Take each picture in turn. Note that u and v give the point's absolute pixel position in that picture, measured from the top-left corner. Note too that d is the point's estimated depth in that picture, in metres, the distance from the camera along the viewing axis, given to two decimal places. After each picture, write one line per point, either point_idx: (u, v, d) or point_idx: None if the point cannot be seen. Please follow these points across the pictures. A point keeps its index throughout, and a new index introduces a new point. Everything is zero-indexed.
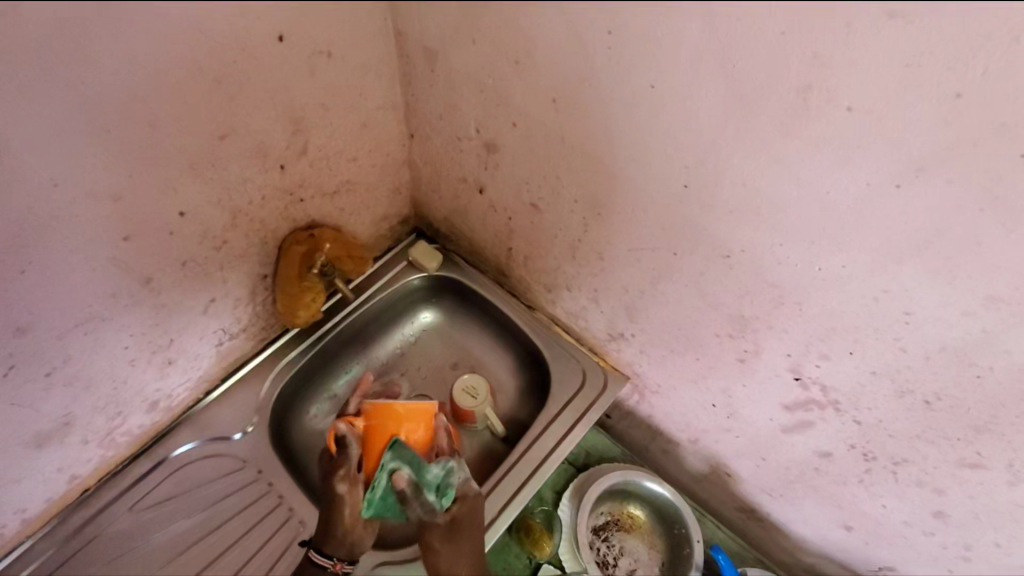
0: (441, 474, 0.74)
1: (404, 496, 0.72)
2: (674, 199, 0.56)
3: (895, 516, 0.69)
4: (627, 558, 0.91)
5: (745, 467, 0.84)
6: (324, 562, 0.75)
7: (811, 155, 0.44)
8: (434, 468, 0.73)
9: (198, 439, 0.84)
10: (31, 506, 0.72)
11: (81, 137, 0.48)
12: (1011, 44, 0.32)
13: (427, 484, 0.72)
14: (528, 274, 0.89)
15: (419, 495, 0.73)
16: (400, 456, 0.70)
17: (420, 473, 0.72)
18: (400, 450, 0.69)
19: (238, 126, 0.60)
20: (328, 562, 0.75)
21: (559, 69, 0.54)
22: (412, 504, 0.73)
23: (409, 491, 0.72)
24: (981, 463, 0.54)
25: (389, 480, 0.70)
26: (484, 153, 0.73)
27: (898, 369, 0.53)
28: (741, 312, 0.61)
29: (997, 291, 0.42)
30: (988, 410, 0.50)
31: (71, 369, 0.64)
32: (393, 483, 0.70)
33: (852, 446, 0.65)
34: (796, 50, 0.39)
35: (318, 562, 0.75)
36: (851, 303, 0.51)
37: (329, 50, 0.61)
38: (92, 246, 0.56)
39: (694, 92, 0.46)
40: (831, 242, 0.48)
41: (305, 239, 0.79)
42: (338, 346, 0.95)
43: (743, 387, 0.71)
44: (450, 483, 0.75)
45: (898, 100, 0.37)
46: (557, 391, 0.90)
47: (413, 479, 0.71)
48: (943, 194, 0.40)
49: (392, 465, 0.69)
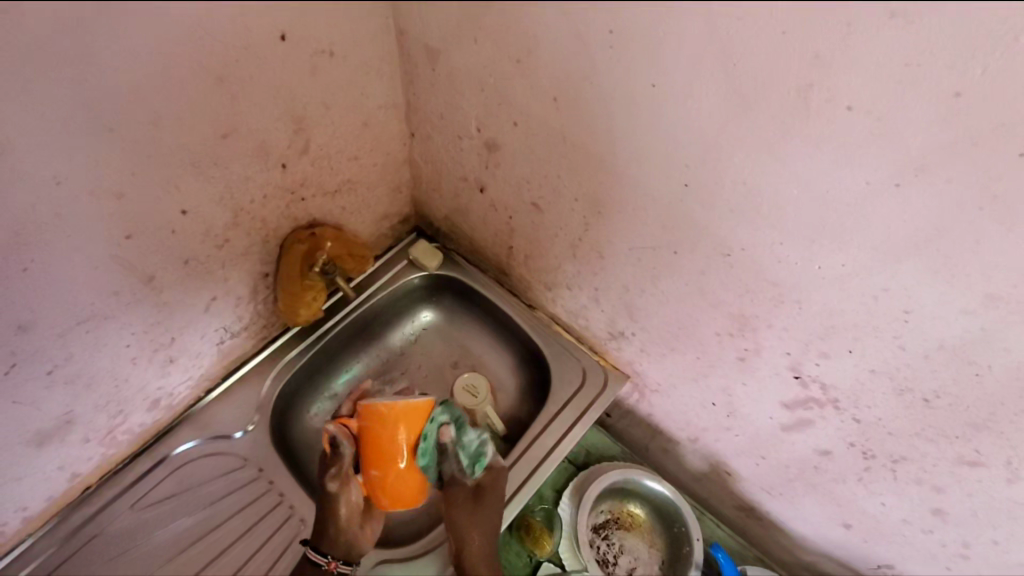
0: (475, 441, 0.81)
1: (443, 450, 0.78)
2: (675, 197, 0.56)
3: (894, 514, 0.69)
4: (627, 556, 0.92)
5: (744, 465, 0.84)
6: (318, 560, 0.75)
7: (811, 154, 0.44)
8: (470, 433, 0.81)
9: (198, 437, 0.84)
10: (32, 505, 0.72)
11: (83, 135, 0.49)
12: (1010, 44, 0.32)
13: (464, 445, 0.80)
14: (528, 272, 0.90)
15: (458, 451, 0.79)
16: (449, 412, 0.80)
17: (459, 432, 0.80)
18: (451, 402, 0.80)
19: (240, 125, 0.60)
20: (323, 560, 0.75)
21: (560, 67, 0.54)
22: (447, 462, 0.79)
23: (450, 448, 0.78)
24: (979, 460, 0.55)
25: (438, 431, 0.77)
26: (485, 152, 0.73)
27: (897, 367, 0.53)
28: (741, 310, 0.62)
29: (995, 290, 0.42)
30: (986, 408, 0.50)
31: (73, 367, 0.64)
32: (441, 434, 0.77)
33: (851, 444, 0.65)
34: (796, 50, 0.39)
35: (313, 560, 0.75)
36: (850, 301, 0.51)
37: (330, 49, 0.61)
38: (94, 244, 0.56)
39: (695, 91, 0.47)
40: (831, 241, 0.48)
41: (306, 238, 0.79)
42: (339, 345, 0.95)
43: (743, 385, 0.71)
44: (483, 453, 0.81)
45: (898, 99, 0.38)
46: (557, 390, 0.91)
47: (455, 436, 0.79)
48: (942, 192, 0.40)
49: (442, 416, 0.78)
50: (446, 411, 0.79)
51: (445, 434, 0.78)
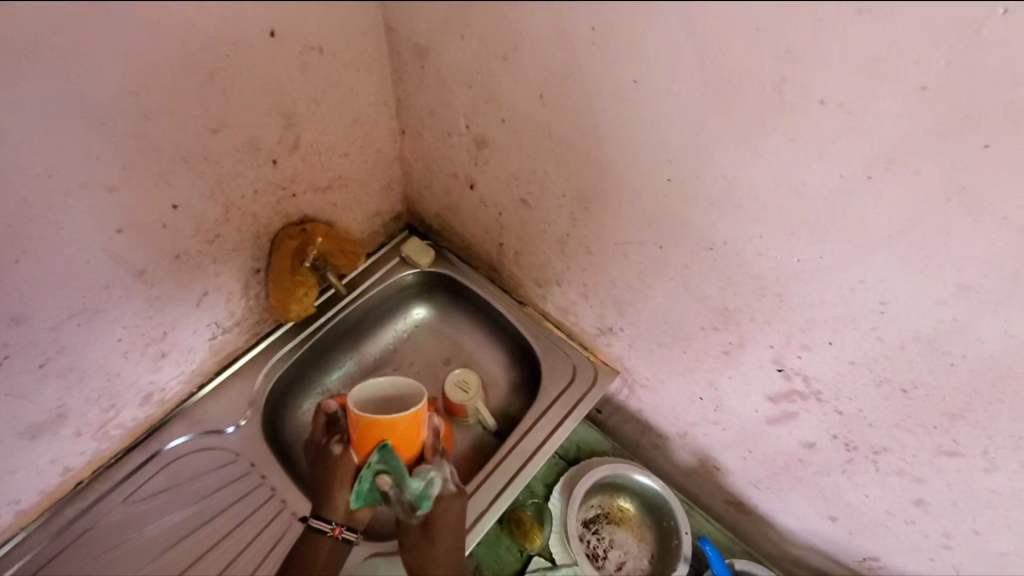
0: (421, 485, 0.75)
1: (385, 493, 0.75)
2: (658, 192, 0.57)
3: (878, 506, 0.70)
4: (617, 550, 0.92)
5: (732, 459, 0.85)
6: (319, 527, 0.77)
7: (787, 148, 0.45)
8: (417, 479, 0.75)
9: (191, 432, 0.84)
10: (25, 498, 0.73)
11: (75, 129, 0.49)
12: (972, 38, 0.34)
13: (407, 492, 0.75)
14: (519, 269, 0.91)
15: (398, 497, 0.76)
16: (385, 458, 0.73)
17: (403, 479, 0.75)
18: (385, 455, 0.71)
19: (231, 121, 0.61)
20: (324, 527, 0.77)
21: (545, 65, 0.55)
22: (393, 502, 0.77)
23: (391, 493, 0.76)
24: (957, 450, 0.56)
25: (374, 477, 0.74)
26: (474, 149, 0.74)
27: (875, 359, 0.54)
28: (725, 304, 0.63)
29: (966, 280, 0.43)
30: (962, 397, 0.51)
31: (65, 360, 0.64)
32: (377, 482, 0.74)
33: (834, 436, 0.66)
34: (770, 46, 0.40)
35: (317, 528, 0.77)
36: (829, 294, 0.52)
37: (320, 46, 0.62)
38: (87, 237, 0.57)
39: (675, 86, 0.48)
40: (809, 234, 0.49)
41: (297, 234, 0.80)
42: (331, 341, 0.96)
43: (729, 379, 0.72)
44: (428, 495, 0.76)
45: (869, 93, 0.39)
46: (547, 385, 0.91)
47: (397, 483, 0.74)
48: (912, 184, 0.41)
49: (373, 467, 0.73)
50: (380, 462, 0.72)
51: (381, 483, 0.74)
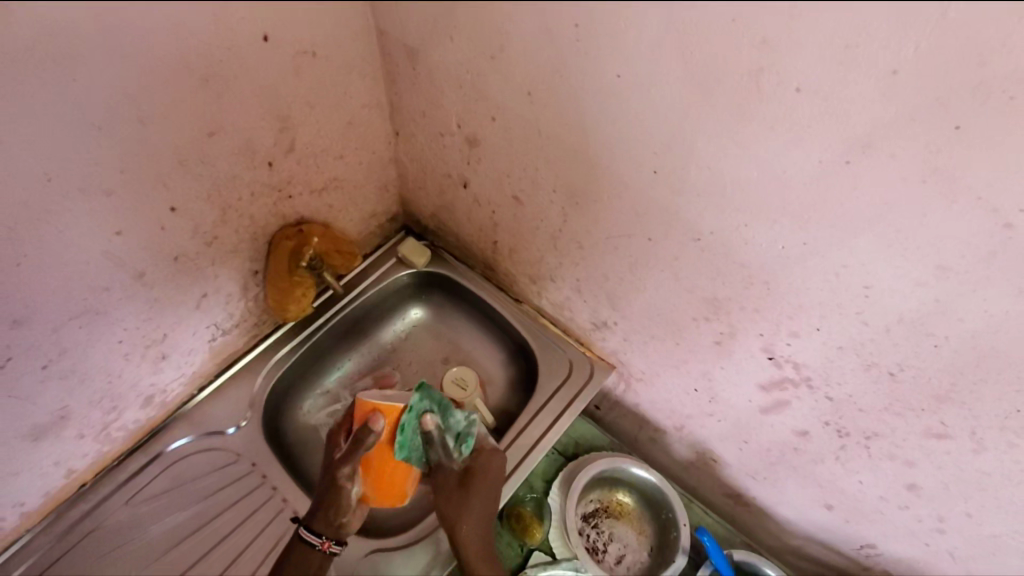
0: (462, 422, 0.80)
1: (428, 437, 0.77)
2: (645, 184, 0.59)
3: (871, 492, 0.71)
4: (616, 544, 0.93)
5: (729, 450, 0.86)
6: (309, 538, 0.75)
7: (768, 136, 0.46)
8: (457, 414, 0.80)
9: (192, 434, 0.85)
10: (29, 500, 0.74)
11: (73, 132, 0.51)
12: (939, 23, 0.35)
13: (448, 428, 0.79)
14: (514, 266, 0.92)
15: (442, 437, 0.78)
16: (427, 397, 0.76)
17: (444, 416, 0.79)
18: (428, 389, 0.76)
19: (226, 124, 0.62)
20: (314, 539, 0.75)
21: (532, 62, 0.56)
22: (434, 448, 0.78)
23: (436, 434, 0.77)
24: (945, 432, 0.57)
25: (418, 421, 0.75)
26: (466, 148, 0.75)
27: (862, 343, 0.55)
28: (715, 294, 0.64)
29: (945, 261, 0.44)
30: (947, 378, 0.52)
31: (67, 362, 0.65)
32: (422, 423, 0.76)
33: (826, 423, 0.67)
34: (746, 36, 0.42)
35: (307, 539, 0.75)
36: (815, 280, 0.53)
37: (313, 49, 0.64)
38: (86, 240, 0.58)
39: (659, 80, 0.49)
40: (792, 220, 0.50)
41: (294, 234, 0.81)
42: (329, 342, 0.97)
43: (722, 369, 0.73)
44: (469, 433, 0.80)
45: (842, 79, 0.40)
46: (545, 381, 0.92)
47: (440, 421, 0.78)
48: (887, 167, 0.42)
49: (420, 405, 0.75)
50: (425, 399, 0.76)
51: (429, 423, 0.76)
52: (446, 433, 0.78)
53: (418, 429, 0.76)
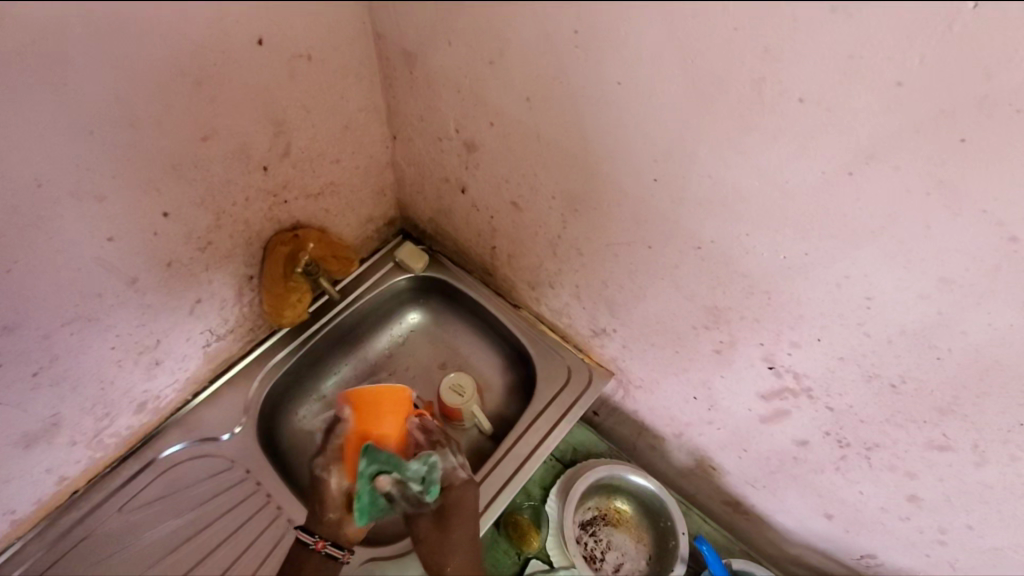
0: (422, 468, 0.79)
1: (388, 496, 0.78)
2: (645, 191, 0.58)
3: (872, 502, 0.70)
4: (614, 552, 0.93)
5: (728, 458, 0.85)
6: (303, 537, 0.77)
7: (770, 146, 0.45)
8: (413, 464, 0.79)
9: (186, 440, 0.84)
10: (20, 508, 0.73)
11: (63, 137, 0.50)
12: (945, 33, 0.34)
13: (409, 478, 0.78)
14: (512, 272, 0.91)
15: (405, 489, 0.78)
16: (374, 460, 0.77)
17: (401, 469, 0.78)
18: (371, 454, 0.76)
19: (220, 128, 0.61)
20: (307, 537, 0.77)
21: (531, 67, 0.55)
22: (399, 503, 0.79)
23: (395, 490, 0.78)
24: (948, 445, 0.56)
25: (371, 484, 0.77)
26: (464, 153, 0.74)
27: (864, 355, 0.55)
28: (715, 303, 0.63)
29: (949, 274, 0.44)
30: (950, 391, 0.51)
31: (58, 369, 0.64)
32: (377, 486, 0.77)
33: (827, 433, 0.66)
34: (748, 45, 0.41)
35: (303, 540, 0.78)
36: (816, 290, 0.53)
37: (309, 53, 0.63)
38: (77, 246, 0.57)
39: (659, 86, 0.48)
40: (794, 230, 0.49)
41: (289, 240, 0.80)
42: (326, 347, 0.96)
43: (722, 378, 0.72)
44: (433, 478, 0.79)
45: (846, 89, 0.39)
46: (543, 388, 0.92)
47: (397, 477, 0.78)
48: (891, 179, 0.41)
49: (366, 471, 0.76)
50: (370, 464, 0.76)
51: (381, 483, 0.77)
52: (408, 484, 0.78)
53: (375, 491, 0.77)
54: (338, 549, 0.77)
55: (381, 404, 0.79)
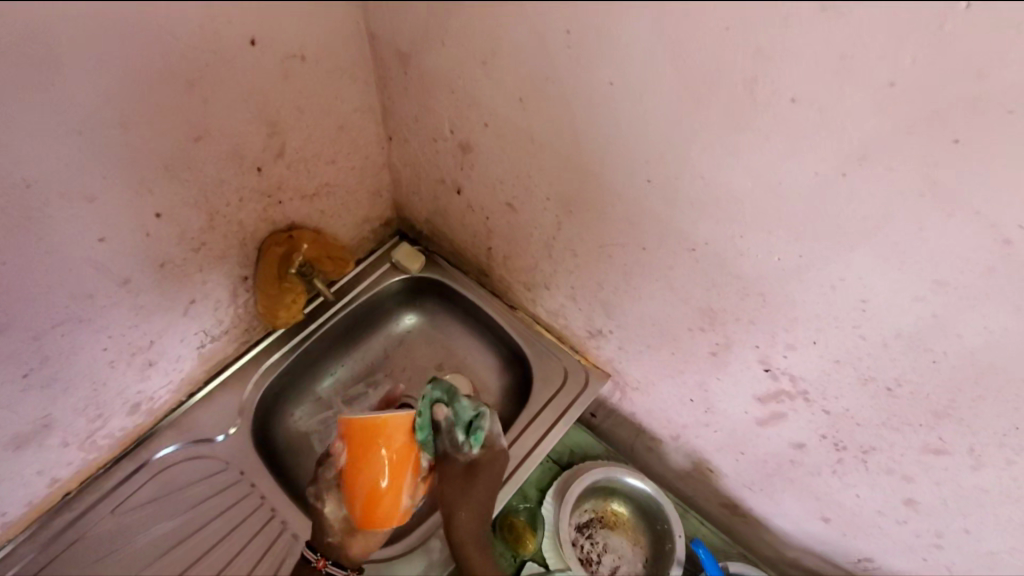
0: (470, 413, 0.83)
1: (438, 427, 0.83)
2: (639, 192, 0.57)
3: (869, 506, 0.70)
4: (611, 554, 0.92)
5: (725, 461, 0.84)
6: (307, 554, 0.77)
7: (763, 147, 0.45)
8: (466, 405, 0.84)
9: (180, 442, 0.84)
10: (12, 509, 0.73)
11: (51, 138, 0.50)
12: (937, 33, 0.34)
13: (460, 419, 0.83)
14: (508, 273, 0.91)
15: (451, 427, 0.83)
16: (439, 389, 0.84)
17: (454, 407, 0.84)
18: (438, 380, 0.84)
19: (213, 129, 0.61)
20: (309, 554, 0.77)
21: (523, 67, 0.55)
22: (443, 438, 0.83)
23: (445, 423, 0.83)
24: (944, 448, 0.55)
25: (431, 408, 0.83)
26: (459, 154, 0.74)
27: (860, 357, 0.54)
28: (710, 304, 0.63)
29: (943, 276, 0.43)
30: (945, 394, 0.51)
31: (50, 370, 0.64)
32: (433, 410, 0.82)
33: (823, 436, 0.66)
34: (739, 45, 0.41)
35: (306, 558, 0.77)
36: (811, 293, 0.52)
37: (302, 53, 0.62)
38: (67, 247, 0.57)
39: (650, 87, 0.48)
40: (789, 232, 0.49)
41: (283, 240, 0.80)
42: (321, 349, 0.96)
43: (718, 380, 0.72)
44: (479, 425, 0.83)
45: (838, 90, 0.39)
46: (539, 390, 0.91)
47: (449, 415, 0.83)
48: (884, 180, 0.41)
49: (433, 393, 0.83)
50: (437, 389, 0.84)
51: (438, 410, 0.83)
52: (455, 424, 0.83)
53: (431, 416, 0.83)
54: (338, 568, 0.75)
55: (383, 434, 0.75)
